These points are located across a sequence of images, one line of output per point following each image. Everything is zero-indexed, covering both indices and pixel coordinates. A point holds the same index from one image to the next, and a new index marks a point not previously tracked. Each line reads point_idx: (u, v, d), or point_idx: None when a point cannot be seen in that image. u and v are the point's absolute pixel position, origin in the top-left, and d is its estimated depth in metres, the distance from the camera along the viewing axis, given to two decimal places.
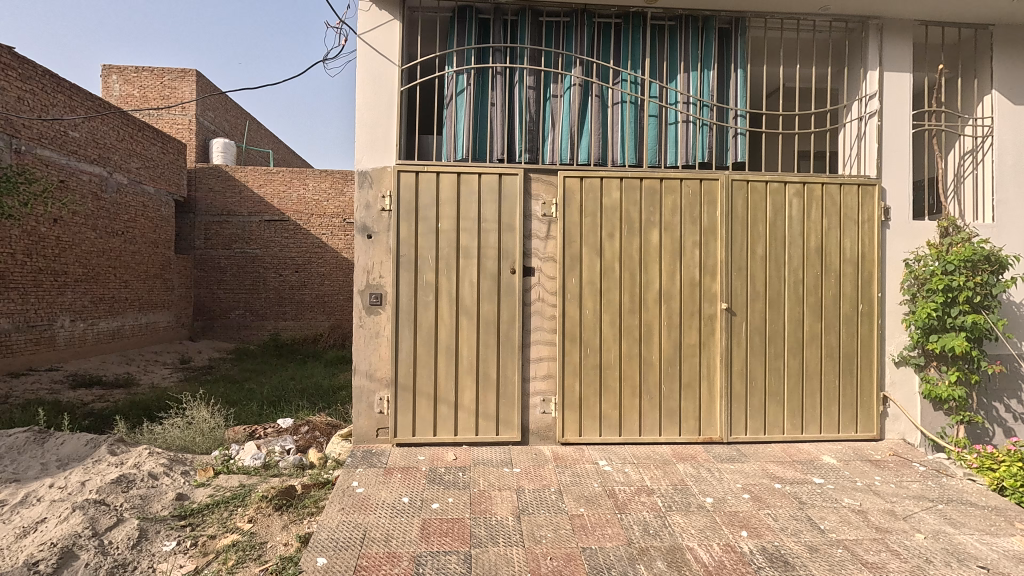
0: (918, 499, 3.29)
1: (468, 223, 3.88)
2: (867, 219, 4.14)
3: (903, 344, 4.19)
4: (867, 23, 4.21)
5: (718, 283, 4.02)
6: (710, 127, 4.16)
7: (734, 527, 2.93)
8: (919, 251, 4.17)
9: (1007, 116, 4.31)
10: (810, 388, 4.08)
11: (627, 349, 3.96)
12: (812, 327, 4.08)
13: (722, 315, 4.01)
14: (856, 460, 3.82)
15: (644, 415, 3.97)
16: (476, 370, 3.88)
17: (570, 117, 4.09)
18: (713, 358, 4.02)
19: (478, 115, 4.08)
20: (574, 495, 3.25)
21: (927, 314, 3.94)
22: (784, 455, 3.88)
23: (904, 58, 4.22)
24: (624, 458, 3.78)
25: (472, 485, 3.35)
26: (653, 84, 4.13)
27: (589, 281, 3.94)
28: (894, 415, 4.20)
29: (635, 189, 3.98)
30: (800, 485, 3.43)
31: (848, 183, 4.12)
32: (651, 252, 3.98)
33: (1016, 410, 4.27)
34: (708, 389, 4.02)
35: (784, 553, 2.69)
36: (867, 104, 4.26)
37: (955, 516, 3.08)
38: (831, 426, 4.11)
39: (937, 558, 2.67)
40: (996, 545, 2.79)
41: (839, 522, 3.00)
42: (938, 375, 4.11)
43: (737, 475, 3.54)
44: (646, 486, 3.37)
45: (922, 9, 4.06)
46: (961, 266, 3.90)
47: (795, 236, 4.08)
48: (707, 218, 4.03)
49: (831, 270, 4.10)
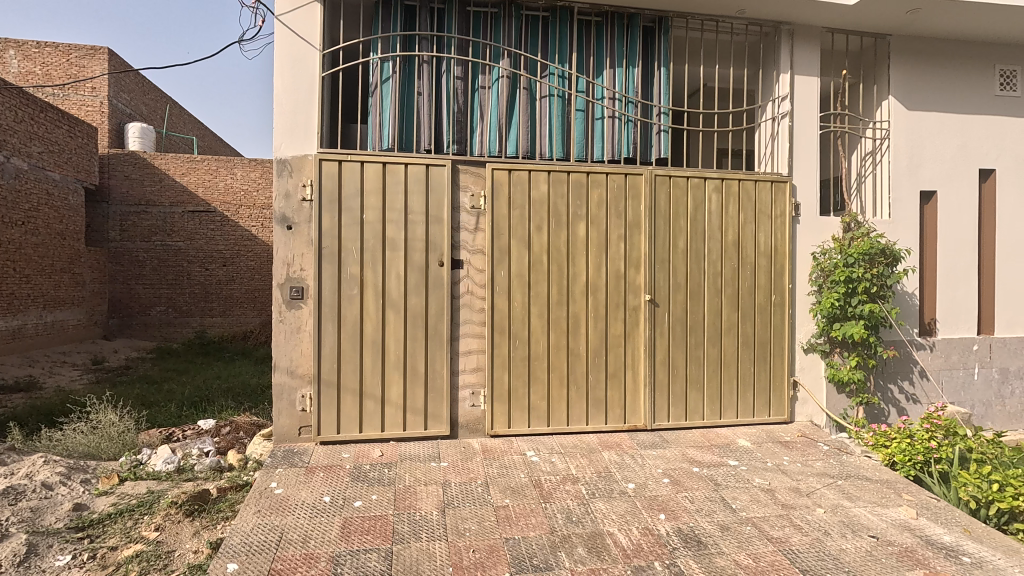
0: (821, 476, 3.52)
1: (395, 214, 3.79)
2: (779, 215, 4.38)
3: (811, 332, 4.47)
4: (780, 28, 4.44)
5: (641, 275, 4.14)
6: (635, 123, 4.27)
7: (653, 511, 3.03)
8: (825, 244, 4.46)
9: (900, 121, 4.67)
10: (727, 375, 4.28)
11: (556, 341, 4.01)
12: (729, 318, 4.28)
13: (646, 306, 4.13)
14: (768, 443, 4.04)
15: (571, 406, 4.04)
16: (403, 364, 3.82)
17: (498, 109, 4.08)
18: (637, 349, 4.14)
19: (405, 104, 3.98)
20: (500, 487, 3.26)
21: (832, 304, 4.23)
22: (703, 440, 4.05)
23: (812, 62, 4.48)
24: (552, 448, 3.83)
25: (398, 481, 3.29)
26: (580, 79, 4.19)
27: (518, 273, 3.95)
28: (803, 399, 4.48)
29: (563, 182, 4.02)
30: (716, 467, 3.59)
31: (762, 179, 4.33)
32: (578, 245, 4.04)
33: (908, 392, 4.66)
34: (633, 378, 4.14)
35: (698, 534, 2.81)
36: (779, 105, 4.49)
37: (852, 491, 3.32)
38: (746, 411, 4.33)
39: (835, 530, 2.88)
40: (886, 515, 3.03)
41: (750, 501, 3.17)
42: (841, 361, 4.44)
43: (659, 461, 3.66)
44: (572, 475, 3.43)
45: (829, 17, 4.32)
46: (860, 259, 4.21)
47: (713, 229, 4.25)
48: (632, 212, 4.13)
49: (747, 262, 4.31)
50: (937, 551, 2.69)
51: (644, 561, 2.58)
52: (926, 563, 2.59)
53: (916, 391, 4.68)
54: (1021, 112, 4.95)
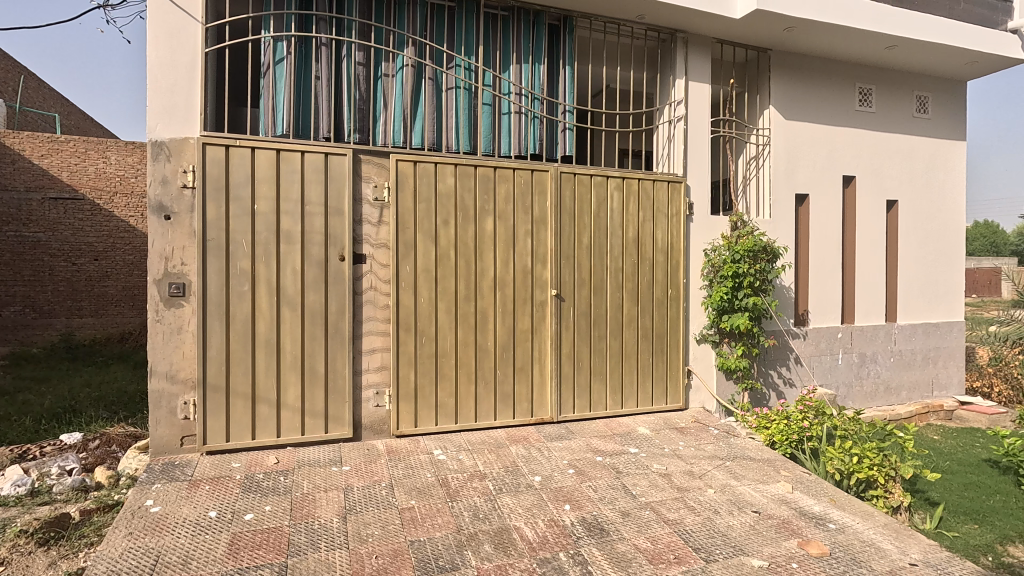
0: (711, 458, 3.77)
1: (290, 205, 3.55)
2: (674, 213, 4.62)
3: (703, 324, 4.79)
4: (675, 36, 4.68)
5: (548, 271, 4.20)
6: (541, 120, 4.33)
7: (558, 502, 3.08)
8: (715, 241, 4.79)
9: (779, 130, 5.10)
10: (628, 366, 4.47)
11: (463, 337, 3.95)
12: (630, 311, 4.46)
13: (552, 300, 4.19)
14: (666, 429, 4.26)
15: (479, 401, 4.01)
16: (301, 365, 3.59)
17: (403, 98, 3.94)
18: (543, 343, 4.19)
19: (302, 89, 3.73)
20: (406, 488, 3.16)
21: (721, 297, 4.54)
22: (606, 429, 4.19)
23: (704, 70, 4.77)
24: (459, 445, 3.78)
25: (295, 490, 3.09)
26: (487, 73, 4.17)
27: (424, 268, 3.85)
28: (696, 386, 4.78)
29: (470, 177, 3.97)
30: (617, 456, 3.72)
31: (659, 180, 4.55)
32: (486, 240, 4.01)
33: (785, 376, 5.13)
34: (539, 371, 4.19)
35: (601, 522, 2.89)
36: (676, 109, 4.75)
37: (738, 471, 3.58)
38: (645, 400, 4.55)
39: (723, 508, 3.08)
40: (766, 491, 3.30)
41: (648, 486, 3.32)
42: (729, 350, 4.79)
43: (564, 453, 3.73)
44: (480, 471, 3.41)
45: (718, 28, 4.62)
46: (745, 255, 4.56)
47: (615, 227, 4.41)
48: (539, 208, 4.17)
49: (645, 259, 4.51)
50: (809, 521, 2.96)
51: (549, 553, 2.61)
52: (800, 533, 2.84)
53: (792, 375, 5.16)
54: (876, 126, 5.58)
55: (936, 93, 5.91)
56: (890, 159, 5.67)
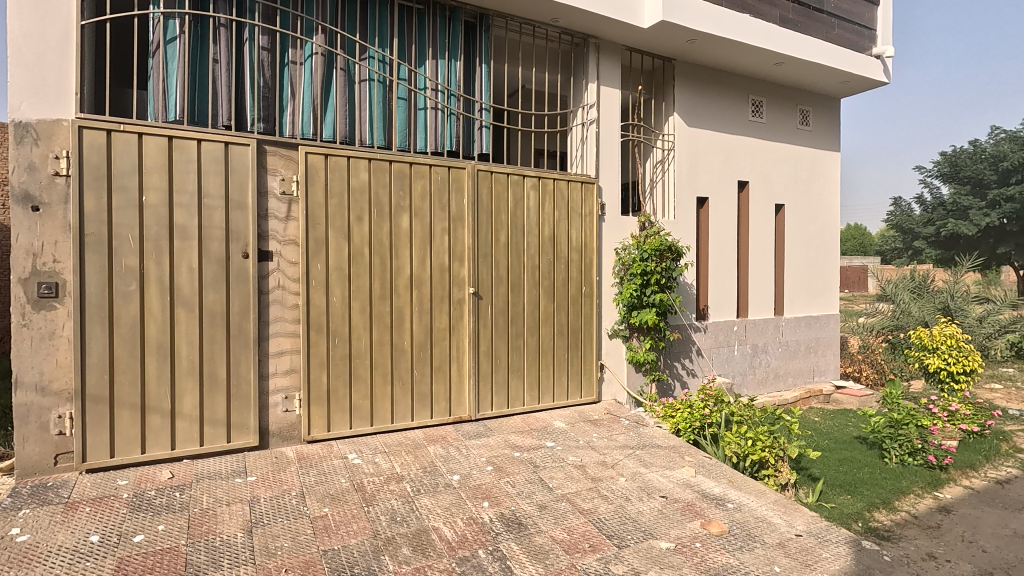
0: (623, 448, 3.93)
1: (185, 197, 3.27)
2: (587, 213, 4.78)
3: (614, 320, 4.99)
4: (588, 41, 4.82)
5: (465, 268, 4.18)
6: (457, 117, 4.33)
7: (476, 499, 3.08)
8: (625, 241, 5.01)
9: (682, 136, 5.42)
10: (545, 362, 4.56)
11: (379, 337, 3.85)
12: (546, 308, 4.55)
13: (469, 299, 4.19)
14: (580, 422, 4.39)
15: (396, 402, 3.92)
16: (199, 371, 3.32)
17: (312, 88, 3.76)
18: (461, 341, 4.18)
19: (197, 72, 3.44)
20: (318, 495, 3.02)
21: (630, 294, 4.77)
22: (523, 425, 4.24)
23: (614, 76, 4.96)
24: (375, 448, 3.67)
25: (193, 505, 2.86)
26: (402, 66, 4.08)
27: (336, 266, 3.70)
28: (608, 379, 4.97)
29: (385, 172, 3.86)
30: (535, 450, 3.79)
31: (573, 180, 4.68)
32: (402, 237, 3.92)
33: (688, 367, 5.48)
34: (457, 370, 4.17)
35: (519, 516, 2.93)
36: (588, 112, 4.88)
37: (647, 459, 3.76)
38: (561, 394, 4.67)
39: (634, 495, 3.23)
40: (673, 476, 3.50)
41: (564, 478, 3.40)
42: (638, 343, 5.04)
43: (482, 450, 3.74)
44: (396, 473, 3.33)
45: (627, 36, 4.82)
46: (652, 254, 4.82)
47: (531, 225, 4.48)
48: (456, 205, 4.15)
49: (560, 257, 4.62)
50: (710, 502, 3.18)
51: (468, 551, 2.60)
52: (702, 514, 3.05)
53: (694, 366, 5.52)
54: (766, 136, 6.08)
55: (816, 108, 6.54)
56: (777, 166, 6.20)
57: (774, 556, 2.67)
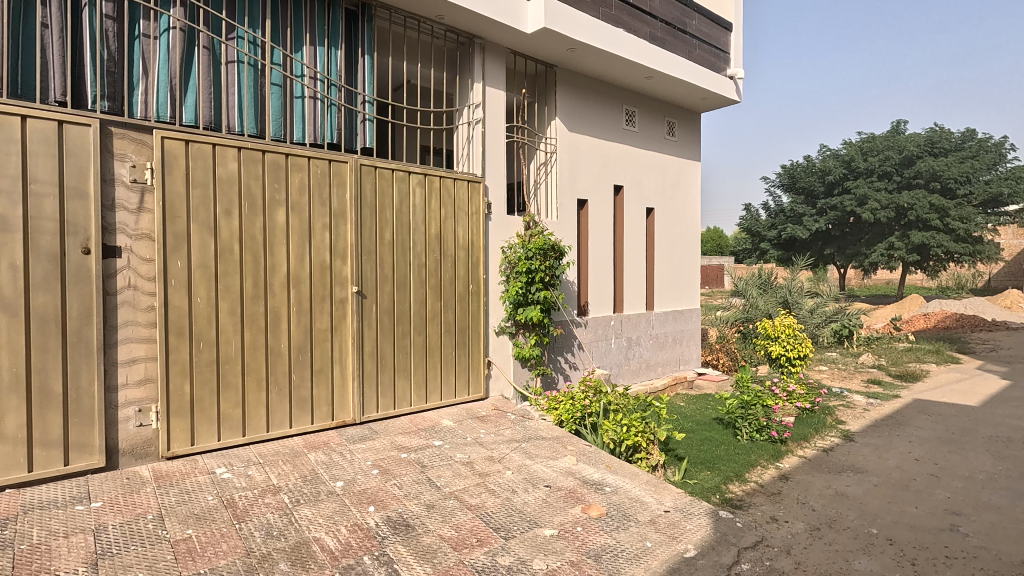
0: (509, 441, 4.03)
1: (5, 182, 2.78)
2: (474, 212, 4.82)
3: (501, 317, 5.09)
4: (473, 41, 4.86)
5: (348, 266, 4.02)
6: (338, 108, 4.15)
7: (361, 505, 2.98)
8: (511, 240, 5.13)
9: (563, 140, 5.66)
10: (432, 360, 4.53)
11: (252, 340, 3.57)
12: (433, 306, 4.53)
13: (352, 298, 4.03)
14: (468, 419, 4.41)
15: (272, 409, 3.67)
16: (26, 385, 2.84)
17: (170, 66, 3.39)
18: (344, 342, 4.01)
19: (20, 36, 2.95)
20: (181, 516, 2.74)
21: (516, 292, 4.91)
22: (410, 425, 4.18)
23: (499, 77, 5.05)
24: (248, 459, 3.40)
25: (20, 542, 2.44)
26: (275, 51, 3.83)
27: (201, 264, 3.38)
28: (495, 375, 5.06)
29: (257, 162, 3.59)
30: (422, 450, 3.75)
31: (460, 178, 4.70)
32: (277, 233, 3.67)
33: (570, 361, 5.75)
34: (340, 372, 4.00)
35: (406, 518, 2.88)
36: (474, 112, 4.93)
37: (532, 451, 3.88)
38: (449, 393, 4.67)
39: (520, 487, 3.33)
40: (556, 466, 3.65)
41: (452, 476, 3.41)
42: (523, 340, 5.19)
43: (368, 453, 3.63)
44: (272, 485, 3.12)
45: (511, 39, 4.93)
46: (536, 253, 5.00)
47: (417, 222, 4.42)
48: (337, 200, 3.97)
49: (447, 254, 4.61)
50: (589, 488, 3.36)
51: (353, 559, 2.51)
52: (583, 499, 3.21)
53: (576, 360, 5.81)
54: (638, 144, 6.54)
55: (680, 120, 7.17)
56: (648, 172, 6.70)
57: (646, 533, 2.90)
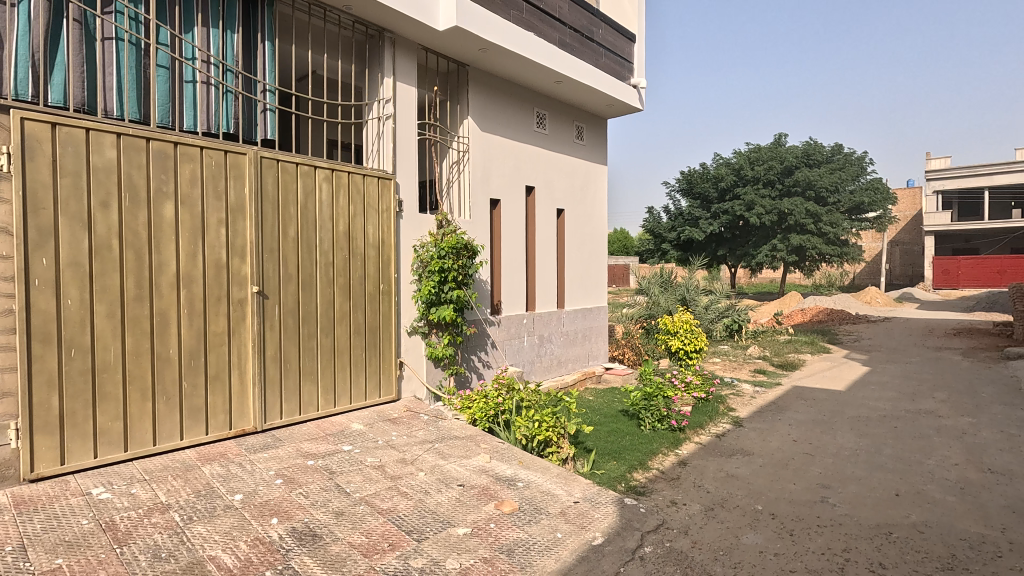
0: (422, 443, 3.98)
1: None
2: (385, 209, 4.71)
3: (413, 317, 5.01)
4: (383, 34, 4.73)
5: (247, 265, 3.78)
6: (235, 96, 3.88)
7: (263, 517, 2.81)
8: (423, 238, 5.06)
9: (475, 139, 5.67)
10: (341, 363, 4.37)
11: (135, 346, 3.25)
12: (341, 307, 4.37)
13: (253, 298, 3.79)
14: (379, 422, 4.30)
15: (160, 421, 3.36)
16: None
17: (32, 38, 3.00)
18: (243, 346, 3.76)
19: None
20: (48, 545, 2.44)
21: (429, 291, 4.86)
22: (317, 431, 4.00)
23: (410, 73, 4.96)
24: (131, 477, 3.09)
25: None
26: (161, 29, 3.50)
27: (72, 262, 3.02)
28: (408, 376, 4.97)
29: (140, 151, 3.27)
30: (330, 456, 3.60)
31: (369, 175, 4.56)
32: (164, 229, 3.37)
33: (483, 360, 5.79)
34: (239, 378, 3.75)
35: (312, 528, 2.76)
36: (384, 107, 4.81)
37: (445, 451, 3.86)
38: (359, 396, 4.52)
39: (433, 488, 3.30)
40: (469, 465, 3.66)
41: (362, 481, 3.31)
42: (437, 339, 5.15)
43: (270, 463, 3.43)
44: (161, 503, 2.86)
45: (423, 36, 4.86)
46: (449, 252, 4.98)
47: (324, 220, 4.25)
48: (234, 195, 3.72)
49: (356, 253, 4.47)
50: (502, 484, 3.40)
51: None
52: (496, 496, 3.25)
53: (489, 358, 5.85)
54: (549, 146, 6.70)
55: (588, 125, 7.43)
56: (558, 174, 6.88)
57: (556, 524, 2.99)
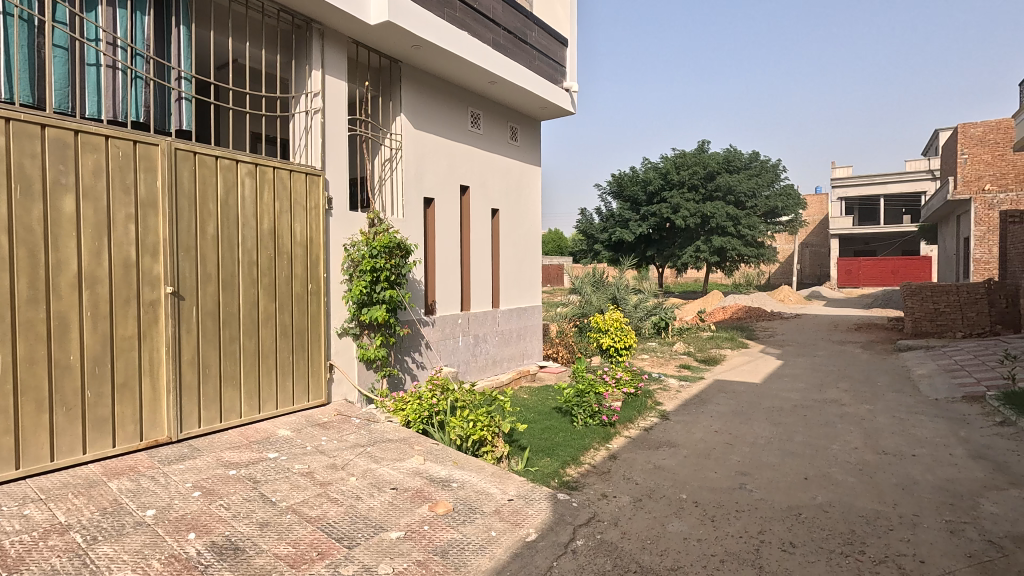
0: (353, 447, 3.87)
1: None
2: (313, 207, 4.54)
3: (343, 318, 4.87)
4: (310, 25, 4.56)
5: (160, 264, 3.53)
6: (146, 83, 3.62)
7: (179, 533, 2.64)
8: (354, 237, 4.92)
9: (409, 137, 5.58)
10: (266, 367, 4.18)
11: (28, 353, 2.95)
12: (266, 308, 4.17)
13: (167, 300, 3.55)
14: (307, 427, 4.14)
15: (59, 434, 3.08)
16: None
17: None
18: (155, 350, 3.51)
19: None
20: None
21: (360, 291, 4.74)
22: (240, 439, 3.80)
23: (340, 66, 4.81)
24: (24, 496, 2.81)
25: None
26: (58, 6, 3.20)
27: None
28: (338, 379, 4.82)
29: (34, 138, 2.98)
30: (254, 465, 3.43)
31: (296, 170, 4.39)
32: (64, 224, 3.09)
33: (417, 360, 5.71)
34: (151, 385, 3.50)
35: (234, 540, 2.62)
36: (312, 100, 4.64)
37: (378, 454, 3.78)
38: (286, 400, 4.34)
39: (364, 492, 3.22)
40: (402, 467, 3.60)
41: (289, 489, 3.18)
42: (369, 341, 5.03)
43: (188, 474, 3.22)
44: (59, 524, 2.61)
45: (353, 29, 4.73)
46: (381, 251, 4.87)
47: (247, 217, 4.04)
48: (145, 188, 3.46)
49: (282, 252, 4.28)
50: (436, 485, 3.38)
51: None
52: (430, 498, 3.22)
53: (423, 359, 5.79)
54: (483, 146, 6.71)
55: (522, 126, 7.51)
56: (493, 174, 6.91)
57: (491, 523, 3.00)
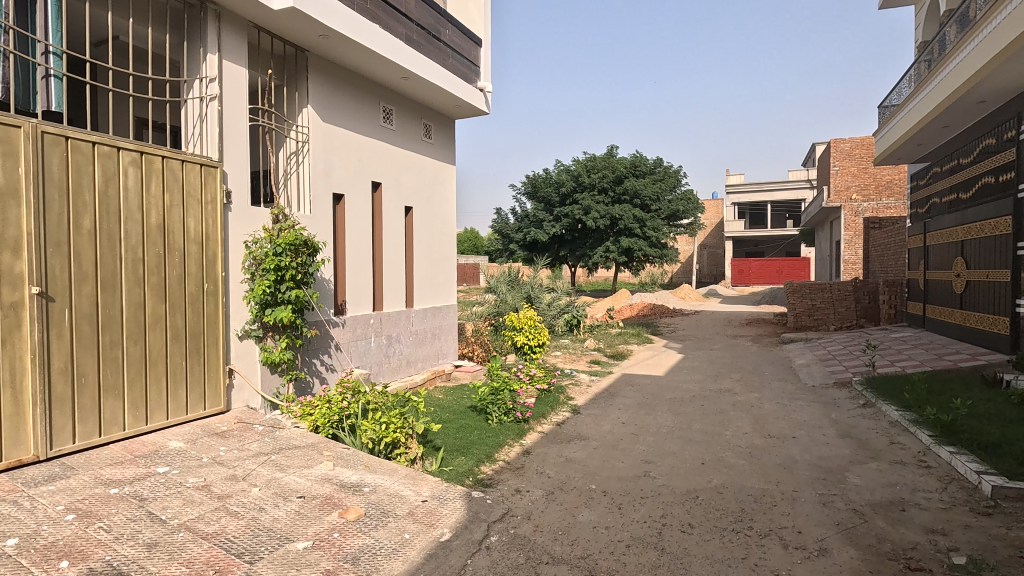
0: (255, 456, 3.65)
1: None
2: (209, 200, 4.23)
3: (245, 319, 4.58)
4: (205, 5, 4.23)
5: (23, 261, 3.14)
6: (4, 56, 3.20)
7: (48, 562, 2.36)
8: (256, 234, 4.64)
9: (316, 130, 5.35)
10: (155, 374, 3.84)
11: None
12: (154, 310, 3.83)
13: (32, 301, 3.16)
14: (203, 438, 3.85)
15: None
16: None
17: None
18: (18, 359, 3.12)
19: None
20: None
21: (263, 291, 4.48)
22: (124, 454, 3.45)
23: (239, 52, 4.51)
24: None
25: None
26: None
27: None
28: (239, 385, 4.53)
29: None
30: (140, 481, 3.14)
31: (190, 161, 4.06)
32: None
33: (326, 363, 5.50)
34: (12, 398, 3.09)
35: (116, 565, 2.38)
36: (207, 86, 4.31)
37: (283, 462, 3.59)
38: (179, 410, 4.00)
39: (268, 503, 3.05)
40: (310, 475, 3.45)
41: (182, 505, 2.94)
42: (273, 343, 4.77)
43: (59, 496, 2.88)
44: None
45: (254, 13, 4.46)
46: (286, 248, 4.63)
47: (131, 210, 3.69)
48: (4, 176, 3.06)
49: (173, 248, 3.95)
50: (347, 491, 3.27)
51: None
52: (339, 504, 3.11)
53: (333, 361, 5.58)
54: (395, 142, 6.57)
55: (436, 124, 7.43)
56: (406, 172, 6.79)
57: (404, 525, 2.95)
